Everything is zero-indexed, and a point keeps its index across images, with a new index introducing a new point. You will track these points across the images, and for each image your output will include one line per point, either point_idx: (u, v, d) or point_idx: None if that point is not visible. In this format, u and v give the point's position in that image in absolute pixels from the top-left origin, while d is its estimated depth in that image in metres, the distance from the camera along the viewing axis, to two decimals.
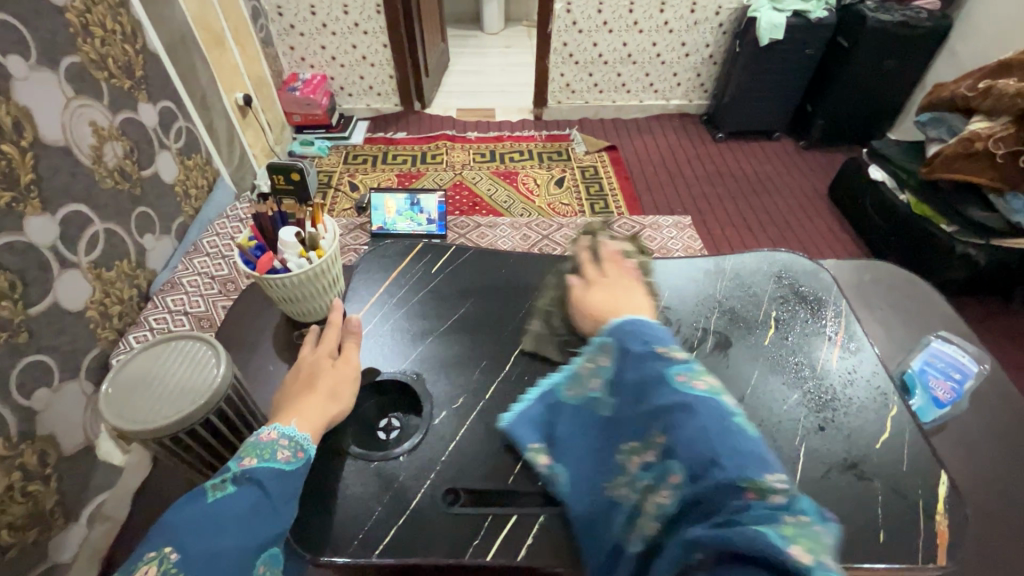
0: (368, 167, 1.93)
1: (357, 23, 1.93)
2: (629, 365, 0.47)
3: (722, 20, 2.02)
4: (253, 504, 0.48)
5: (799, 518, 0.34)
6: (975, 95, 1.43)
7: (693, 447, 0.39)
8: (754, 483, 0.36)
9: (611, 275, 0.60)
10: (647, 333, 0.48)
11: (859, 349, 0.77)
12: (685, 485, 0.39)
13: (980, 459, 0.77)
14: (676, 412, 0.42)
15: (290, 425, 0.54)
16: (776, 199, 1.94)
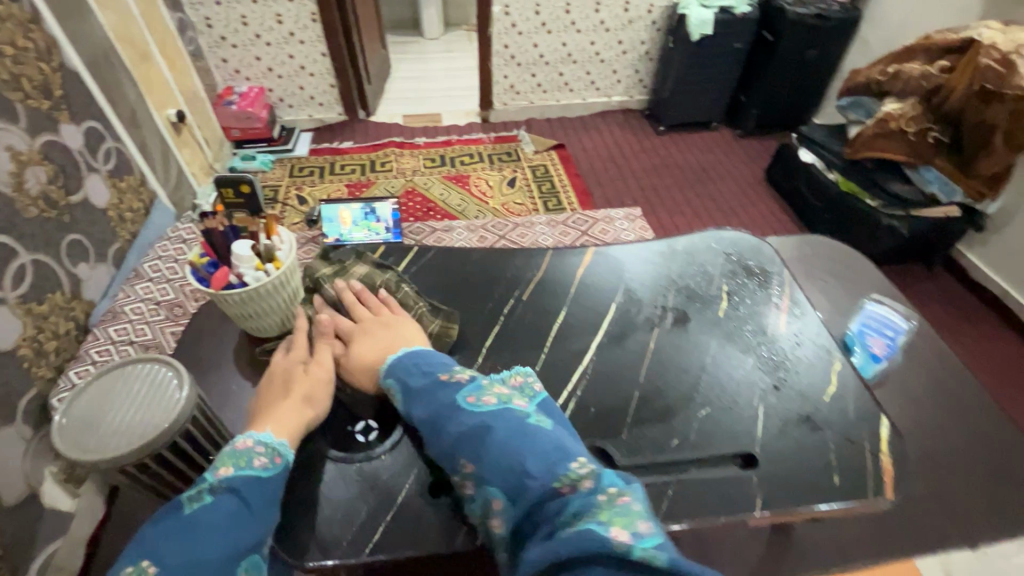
0: (316, 178, 1.91)
1: (292, 32, 1.92)
2: (419, 398, 0.53)
3: (655, 18, 2.08)
4: (228, 511, 0.44)
5: (611, 493, 0.39)
6: (886, 79, 1.54)
7: (503, 463, 0.43)
8: (563, 479, 0.40)
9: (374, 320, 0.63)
10: (429, 364, 0.56)
11: (804, 314, 0.74)
12: (507, 506, 0.42)
13: (921, 415, 0.74)
14: (478, 436, 0.46)
15: (266, 433, 0.51)
16: (719, 186, 2.00)
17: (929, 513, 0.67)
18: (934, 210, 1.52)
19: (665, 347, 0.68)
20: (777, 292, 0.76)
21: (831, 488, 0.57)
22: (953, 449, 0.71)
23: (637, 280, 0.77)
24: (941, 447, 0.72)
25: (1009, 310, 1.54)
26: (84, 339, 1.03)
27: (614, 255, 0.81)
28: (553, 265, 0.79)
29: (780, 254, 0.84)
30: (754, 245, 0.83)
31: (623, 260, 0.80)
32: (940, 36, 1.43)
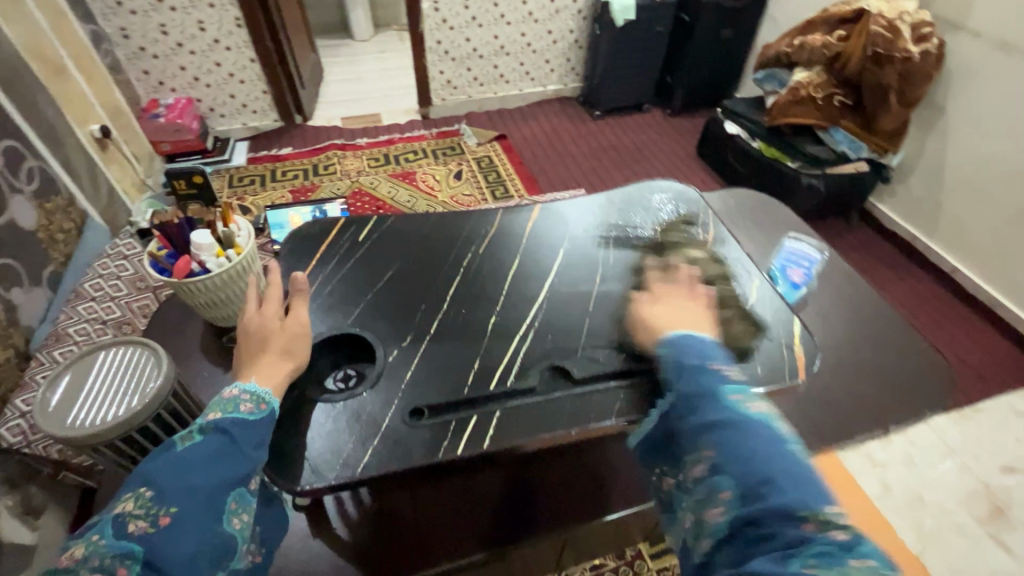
0: (257, 187, 1.87)
1: (217, 39, 1.86)
2: (689, 376, 0.49)
3: (580, 7, 2.16)
4: (218, 449, 0.48)
5: (864, 557, 0.37)
6: (793, 50, 1.66)
7: (753, 466, 0.41)
8: (814, 514, 0.38)
9: (673, 291, 0.60)
10: (708, 347, 0.51)
11: (726, 244, 0.80)
12: (736, 504, 0.41)
13: (833, 324, 0.83)
14: (729, 433, 0.44)
15: (251, 382, 0.54)
16: (655, 163, 2.10)
17: (840, 397, 0.76)
18: (843, 167, 1.66)
19: (611, 287, 0.74)
20: (706, 228, 0.83)
21: (754, 377, 0.64)
22: (853, 346, 0.81)
23: (586, 230, 0.83)
24: (854, 344, 0.81)
25: (916, 251, 1.71)
26: (26, 366, 0.99)
27: (560, 211, 0.86)
28: (502, 225, 0.83)
29: (707, 199, 0.91)
30: (682, 191, 0.90)
31: (564, 215, 0.85)
32: (836, 7, 1.58)
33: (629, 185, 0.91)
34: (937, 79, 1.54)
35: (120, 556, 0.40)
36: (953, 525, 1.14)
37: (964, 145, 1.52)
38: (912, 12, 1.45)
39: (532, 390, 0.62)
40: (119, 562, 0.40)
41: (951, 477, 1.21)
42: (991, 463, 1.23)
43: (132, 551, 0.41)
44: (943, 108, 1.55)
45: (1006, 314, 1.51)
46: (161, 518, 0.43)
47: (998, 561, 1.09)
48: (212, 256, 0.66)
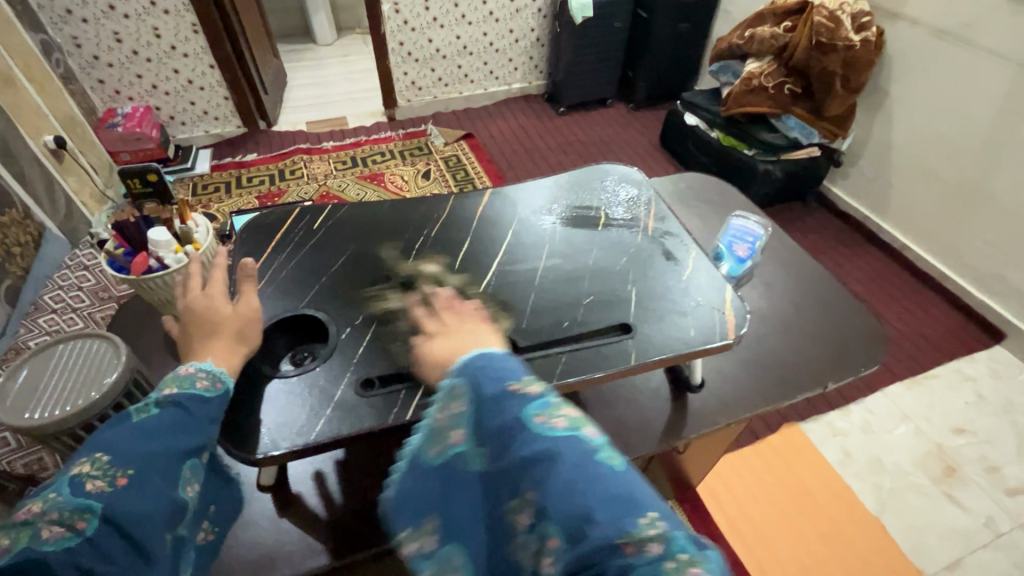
0: (223, 195, 1.85)
1: (173, 45, 1.84)
2: (483, 408, 0.43)
3: (540, 6, 2.19)
4: (173, 420, 0.49)
5: (682, 561, 0.33)
6: (744, 42, 1.72)
7: (567, 501, 0.36)
8: (631, 536, 0.34)
9: (456, 320, 0.54)
10: (499, 367, 0.46)
11: (666, 220, 0.83)
12: (564, 550, 0.36)
13: (774, 292, 0.88)
14: (543, 464, 0.39)
15: (206, 361, 0.55)
16: (620, 156, 2.15)
17: (785, 356, 0.79)
18: (796, 154, 1.74)
19: (556, 263, 0.76)
20: (650, 206, 0.86)
21: (690, 339, 0.66)
22: (792, 308, 0.86)
23: (534, 212, 0.85)
24: (793, 306, 0.86)
25: (869, 230, 1.79)
26: None
27: (513, 195, 0.88)
28: (454, 209, 0.85)
29: (651, 181, 0.94)
30: (629, 173, 0.92)
31: (511, 200, 0.87)
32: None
33: (576, 170, 0.93)
34: (880, 65, 1.62)
35: (78, 511, 0.42)
36: (911, 486, 1.20)
37: (907, 126, 1.60)
38: (853, 2, 1.52)
39: None
40: (78, 516, 0.42)
41: (906, 440, 1.27)
42: (944, 425, 1.30)
43: (90, 507, 0.43)
44: (886, 91, 1.62)
45: (953, 284, 1.59)
46: (118, 478, 0.45)
47: (953, 516, 1.15)
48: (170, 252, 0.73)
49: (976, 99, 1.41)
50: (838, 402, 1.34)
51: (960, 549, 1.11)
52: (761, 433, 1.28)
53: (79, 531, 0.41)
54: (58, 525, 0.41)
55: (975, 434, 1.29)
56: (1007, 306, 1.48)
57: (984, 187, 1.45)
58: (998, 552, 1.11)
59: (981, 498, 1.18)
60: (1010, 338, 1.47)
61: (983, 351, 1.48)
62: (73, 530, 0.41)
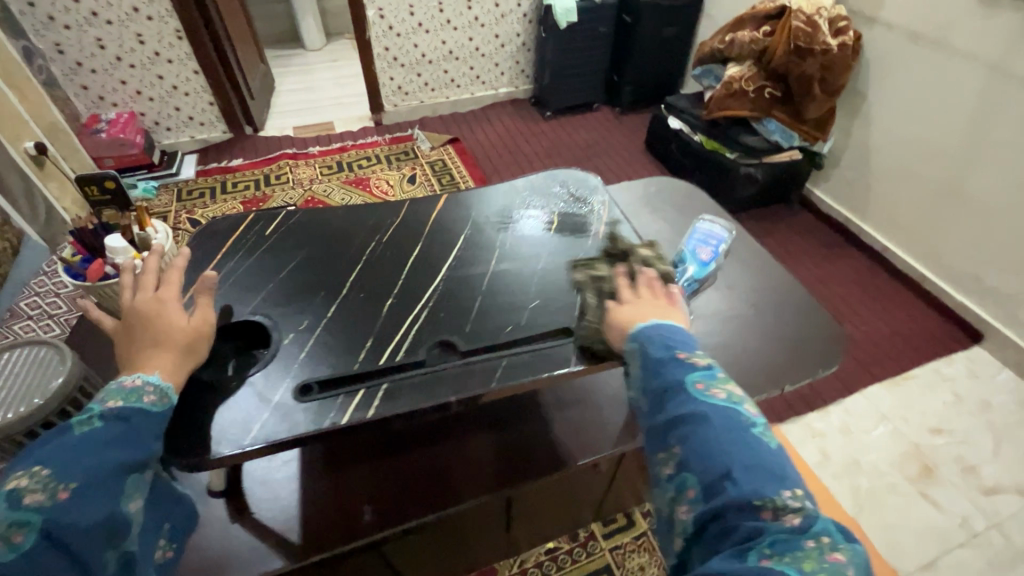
0: (207, 200, 1.86)
1: (157, 52, 1.84)
2: (652, 369, 0.52)
3: (525, 11, 2.21)
4: (117, 434, 0.49)
5: (821, 540, 0.39)
6: (725, 47, 1.73)
7: (715, 459, 0.44)
8: (770, 502, 0.41)
9: (645, 296, 0.61)
10: (674, 338, 0.54)
11: (616, 226, 0.85)
12: (701, 499, 0.43)
13: (738, 294, 0.88)
14: (695, 424, 0.46)
15: (154, 373, 0.54)
16: (605, 159, 2.16)
17: (746, 359, 0.79)
18: (778, 155, 1.74)
19: (505, 268, 0.78)
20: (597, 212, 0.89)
21: None
22: (754, 310, 0.86)
23: (488, 218, 0.87)
24: (756, 308, 0.86)
25: (850, 232, 1.81)
26: None
27: (469, 202, 0.90)
28: (408, 215, 0.87)
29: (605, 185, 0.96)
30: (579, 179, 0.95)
31: (466, 205, 0.89)
32: (761, 5, 1.67)
33: (531, 175, 0.95)
34: (857, 68, 1.64)
35: (16, 524, 0.42)
36: (888, 486, 1.21)
37: (885, 129, 1.61)
38: (829, 7, 1.54)
39: (423, 362, 0.65)
40: (14, 530, 0.42)
41: (884, 441, 1.28)
42: (921, 425, 1.32)
43: (29, 522, 0.42)
44: (864, 95, 1.64)
45: (932, 285, 1.61)
46: (58, 492, 0.44)
47: (929, 516, 1.16)
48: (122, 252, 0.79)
49: (951, 101, 1.43)
50: (816, 404, 1.35)
51: (935, 548, 1.12)
52: None
53: (15, 546, 0.41)
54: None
55: (952, 434, 1.30)
56: (985, 307, 1.49)
57: (962, 188, 1.46)
58: (972, 551, 1.12)
59: (957, 497, 1.19)
60: (988, 338, 1.49)
61: (961, 351, 1.49)
62: (8, 544, 0.41)
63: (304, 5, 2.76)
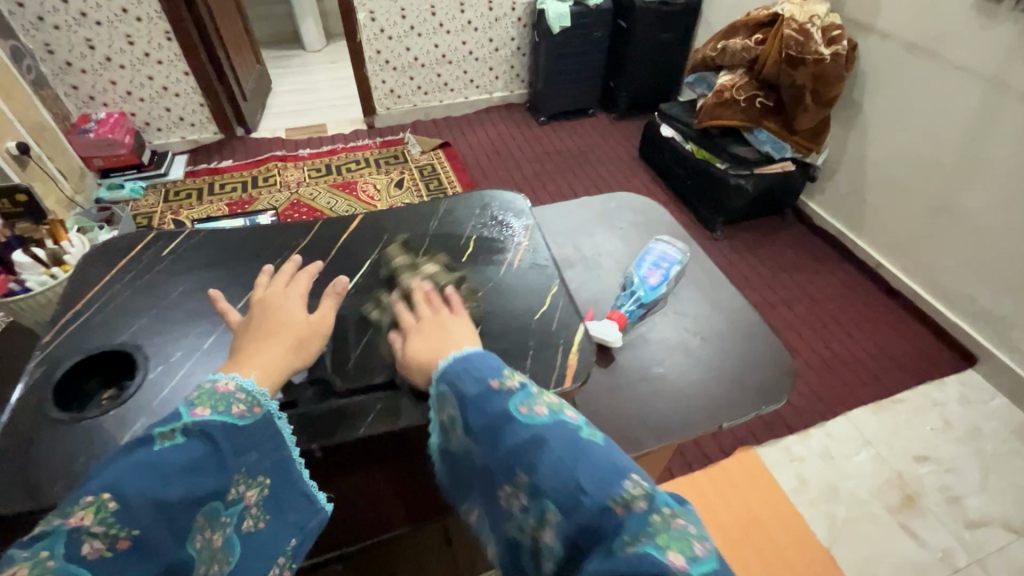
0: (194, 201, 1.86)
1: (147, 53, 1.85)
2: (470, 409, 0.44)
3: (519, 15, 2.18)
4: (200, 457, 0.41)
5: (667, 514, 0.36)
6: (717, 54, 1.69)
7: (561, 475, 0.38)
8: (619, 498, 0.36)
9: (426, 320, 0.56)
10: (479, 367, 0.47)
11: (534, 250, 0.77)
12: (563, 521, 0.37)
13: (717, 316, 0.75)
14: (532, 449, 0.40)
15: (249, 379, 0.48)
16: (596, 166, 2.13)
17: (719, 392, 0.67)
18: (770, 166, 1.70)
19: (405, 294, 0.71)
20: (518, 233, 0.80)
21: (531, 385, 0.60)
22: (736, 335, 0.73)
23: (413, 236, 0.79)
24: (740, 334, 0.73)
25: (845, 247, 1.75)
26: None
27: (389, 223, 0.82)
28: (315, 238, 0.79)
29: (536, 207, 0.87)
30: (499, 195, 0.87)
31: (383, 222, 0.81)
32: (755, 12, 1.63)
33: (457, 194, 0.87)
34: (852, 79, 1.59)
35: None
36: (866, 515, 1.17)
37: (880, 142, 1.56)
38: (823, 15, 1.50)
39: (294, 406, 0.60)
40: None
41: (865, 467, 1.24)
42: (906, 452, 1.27)
43: None
44: (860, 106, 1.59)
45: (927, 305, 1.55)
46: (119, 540, 0.36)
47: (909, 550, 1.12)
48: (38, 273, 1.22)
49: (946, 115, 1.38)
50: (797, 426, 1.31)
51: None
52: (713, 457, 1.25)
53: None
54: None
55: (938, 462, 1.25)
56: (979, 329, 1.43)
57: (957, 205, 1.41)
58: None
59: (939, 530, 1.15)
60: (983, 362, 1.43)
61: (953, 374, 1.43)
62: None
63: (303, 6, 2.76)
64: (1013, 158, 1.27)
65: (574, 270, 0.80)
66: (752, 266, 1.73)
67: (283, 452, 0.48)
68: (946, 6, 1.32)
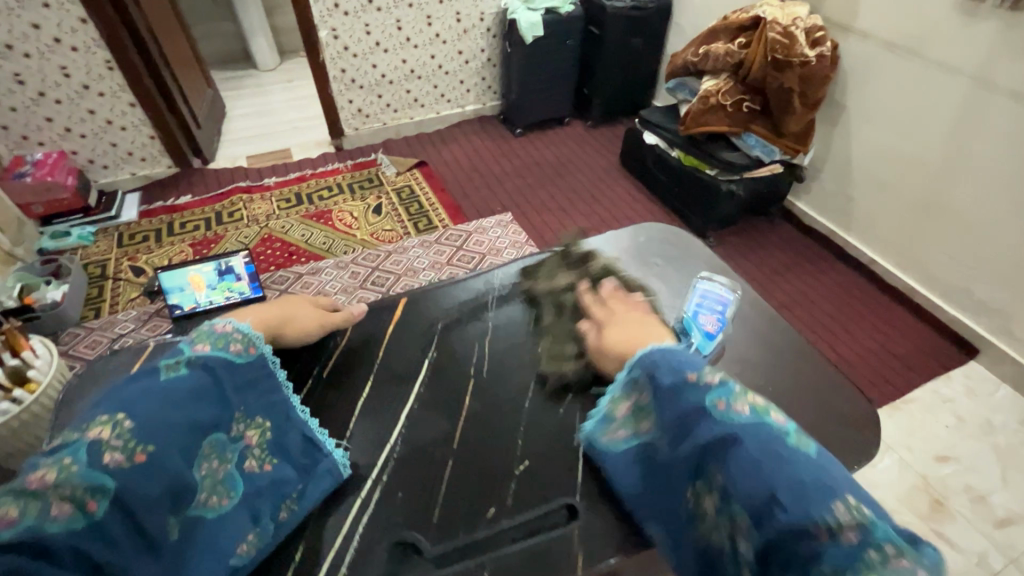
0: (151, 244, 1.70)
1: (86, 85, 1.68)
2: (667, 397, 0.50)
3: (488, 25, 2.10)
4: (203, 382, 0.56)
5: (885, 551, 0.36)
6: (699, 60, 1.66)
7: (754, 484, 0.41)
8: (822, 522, 0.37)
9: (619, 312, 0.67)
10: (678, 359, 0.52)
11: None
12: (753, 527, 0.40)
13: (759, 372, 0.78)
14: (724, 447, 0.44)
15: (244, 323, 0.66)
16: (579, 177, 2.07)
17: None
18: (759, 170, 1.68)
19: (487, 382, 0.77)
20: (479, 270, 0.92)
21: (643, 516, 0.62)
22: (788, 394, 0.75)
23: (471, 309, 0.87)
24: (796, 395, 0.75)
25: (836, 246, 1.75)
26: None
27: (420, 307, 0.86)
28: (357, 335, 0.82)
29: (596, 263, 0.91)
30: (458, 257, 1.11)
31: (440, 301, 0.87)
32: (734, 16, 1.60)
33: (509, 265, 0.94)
34: (836, 79, 1.58)
35: (92, 490, 0.42)
36: (899, 525, 1.15)
37: (865, 140, 1.56)
38: (805, 17, 1.49)
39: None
40: (90, 496, 0.42)
41: (890, 475, 1.22)
42: (926, 454, 1.26)
43: (104, 487, 0.43)
44: (844, 106, 1.58)
45: (922, 299, 1.55)
46: (137, 454, 0.46)
47: (944, 556, 1.11)
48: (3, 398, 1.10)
49: (931, 112, 1.38)
50: None
51: None
52: None
53: (88, 513, 0.42)
54: (67, 503, 0.41)
55: (958, 462, 1.25)
56: (978, 321, 1.44)
57: (949, 202, 1.41)
58: None
59: (970, 533, 1.14)
60: (984, 353, 1.43)
61: (957, 368, 1.44)
62: (83, 511, 0.42)
63: (253, 23, 2.60)
64: (1000, 153, 1.28)
65: None
66: (748, 271, 1.70)
67: (279, 396, 0.66)
68: (925, 4, 1.32)
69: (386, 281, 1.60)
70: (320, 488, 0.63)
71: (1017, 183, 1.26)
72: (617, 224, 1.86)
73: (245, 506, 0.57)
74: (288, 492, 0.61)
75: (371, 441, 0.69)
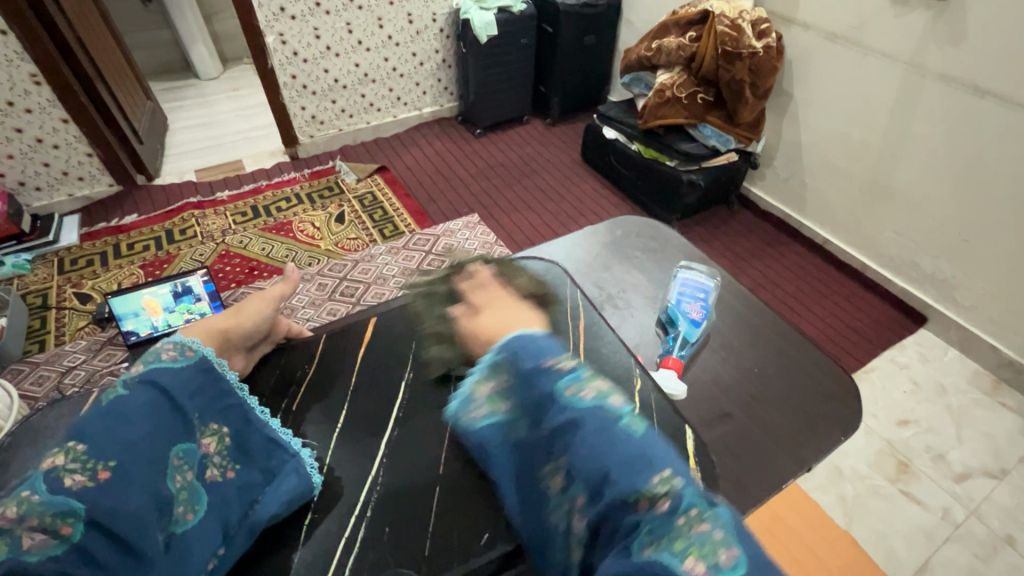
0: (97, 268, 1.59)
1: (11, 101, 1.56)
2: (518, 378, 0.48)
3: (441, 26, 2.08)
4: (144, 393, 0.54)
5: (692, 517, 0.35)
6: (652, 54, 1.69)
7: (591, 459, 0.39)
8: (644, 493, 0.37)
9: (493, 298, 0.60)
10: (534, 345, 0.49)
11: (593, 325, 0.79)
12: (589, 507, 0.39)
13: (746, 362, 0.80)
14: (570, 425, 0.42)
15: (178, 335, 0.63)
16: (542, 175, 2.08)
17: (783, 437, 0.71)
18: (716, 159, 1.73)
19: None
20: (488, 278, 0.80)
21: None
22: (774, 383, 0.77)
23: None
24: (783, 382, 0.77)
25: (791, 228, 1.82)
26: None
27: (405, 321, 0.81)
28: (337, 347, 0.77)
29: (567, 273, 0.90)
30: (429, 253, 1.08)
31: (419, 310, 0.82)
32: (684, 10, 1.65)
33: None
34: (782, 69, 1.65)
35: (61, 515, 0.44)
36: (871, 489, 1.21)
37: (813, 127, 1.63)
38: (749, 10, 1.55)
39: None
40: (62, 521, 0.44)
41: (859, 441, 1.28)
42: (889, 419, 1.33)
43: (72, 509, 0.45)
44: (791, 94, 1.65)
45: (874, 275, 1.64)
46: (100, 472, 0.48)
47: (912, 514, 1.18)
48: None
49: (873, 98, 1.46)
50: None
51: (925, 549, 1.13)
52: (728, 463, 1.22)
53: (65, 537, 0.44)
54: (40, 533, 0.43)
55: (919, 424, 1.32)
56: (924, 291, 1.54)
57: (891, 183, 1.50)
58: (959, 545, 1.13)
59: (934, 490, 1.21)
60: (933, 321, 1.53)
61: (911, 336, 1.53)
62: (59, 536, 0.44)
63: (191, 30, 2.47)
64: (934, 132, 1.37)
65: (612, 333, 0.79)
66: (712, 257, 1.76)
67: (234, 399, 0.62)
68: None
69: (355, 291, 1.56)
70: (292, 484, 0.59)
71: (960, 164, 1.34)
72: (583, 220, 1.88)
73: (214, 516, 0.54)
74: (255, 496, 0.58)
75: (359, 454, 0.65)
